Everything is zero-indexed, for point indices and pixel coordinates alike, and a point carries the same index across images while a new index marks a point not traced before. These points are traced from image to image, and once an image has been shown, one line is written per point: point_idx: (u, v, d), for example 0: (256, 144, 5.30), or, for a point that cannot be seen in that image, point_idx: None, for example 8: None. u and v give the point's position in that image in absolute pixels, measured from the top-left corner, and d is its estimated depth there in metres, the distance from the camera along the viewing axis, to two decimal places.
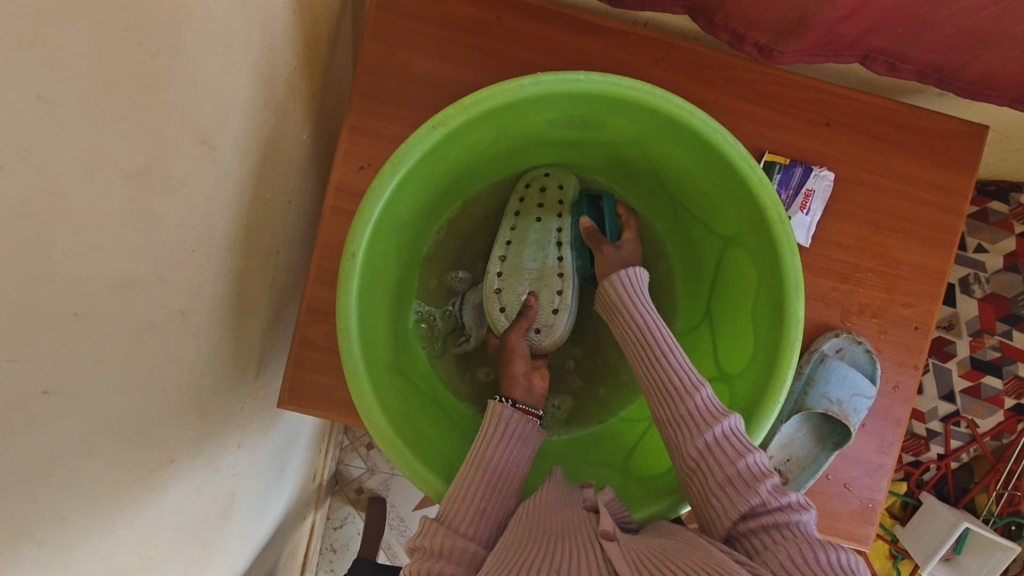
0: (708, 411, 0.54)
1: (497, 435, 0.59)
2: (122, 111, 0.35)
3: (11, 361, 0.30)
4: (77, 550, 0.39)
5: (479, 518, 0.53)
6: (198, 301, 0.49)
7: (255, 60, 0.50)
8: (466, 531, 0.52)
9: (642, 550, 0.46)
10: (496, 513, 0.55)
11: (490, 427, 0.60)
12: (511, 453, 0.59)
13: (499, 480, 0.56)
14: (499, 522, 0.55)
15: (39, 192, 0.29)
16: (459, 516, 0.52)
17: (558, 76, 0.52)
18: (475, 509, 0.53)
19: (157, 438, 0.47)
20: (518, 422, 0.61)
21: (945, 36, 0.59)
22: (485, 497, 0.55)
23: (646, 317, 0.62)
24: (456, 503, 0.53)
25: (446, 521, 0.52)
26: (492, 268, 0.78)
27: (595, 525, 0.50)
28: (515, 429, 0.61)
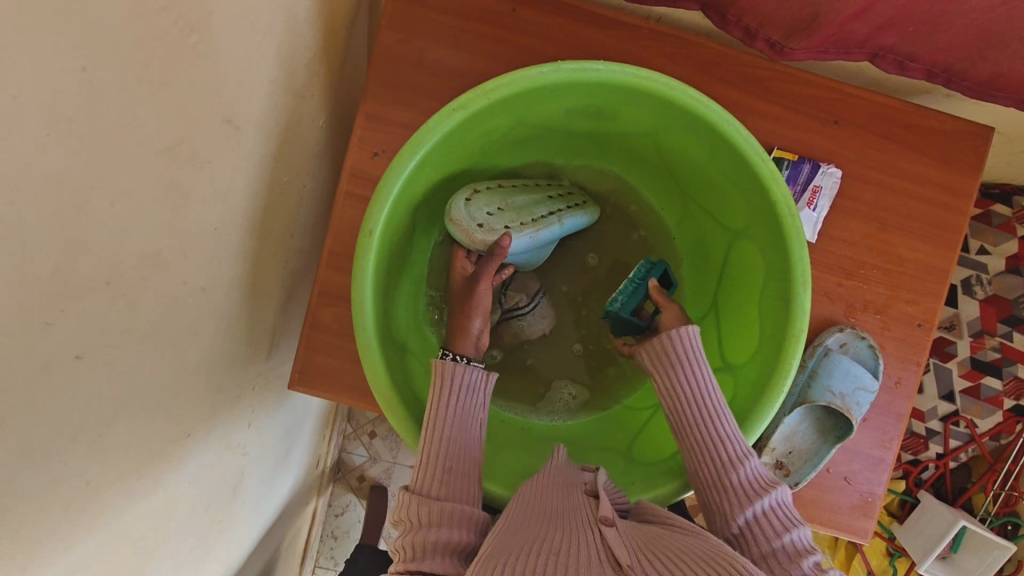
0: (757, 486, 0.52)
1: (448, 396, 0.58)
2: (156, 86, 0.36)
3: (47, 323, 0.31)
4: (97, 516, 0.40)
5: (448, 480, 0.54)
6: (218, 279, 0.50)
7: (278, 43, 0.51)
8: (440, 495, 0.53)
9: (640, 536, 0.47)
10: (466, 470, 0.56)
11: (437, 387, 0.58)
12: (465, 408, 0.58)
13: (458, 436, 0.57)
14: (469, 477, 0.56)
15: (80, 159, 0.31)
16: (430, 483, 0.53)
17: (576, 65, 0.53)
18: (440, 473, 0.54)
19: (175, 411, 0.48)
20: (464, 372, 0.59)
21: (954, 36, 0.60)
22: (450, 457, 0.55)
23: (699, 383, 0.58)
24: (423, 470, 0.54)
25: (420, 490, 0.53)
26: (480, 211, 0.63)
27: (594, 509, 0.51)
28: (462, 381, 0.59)
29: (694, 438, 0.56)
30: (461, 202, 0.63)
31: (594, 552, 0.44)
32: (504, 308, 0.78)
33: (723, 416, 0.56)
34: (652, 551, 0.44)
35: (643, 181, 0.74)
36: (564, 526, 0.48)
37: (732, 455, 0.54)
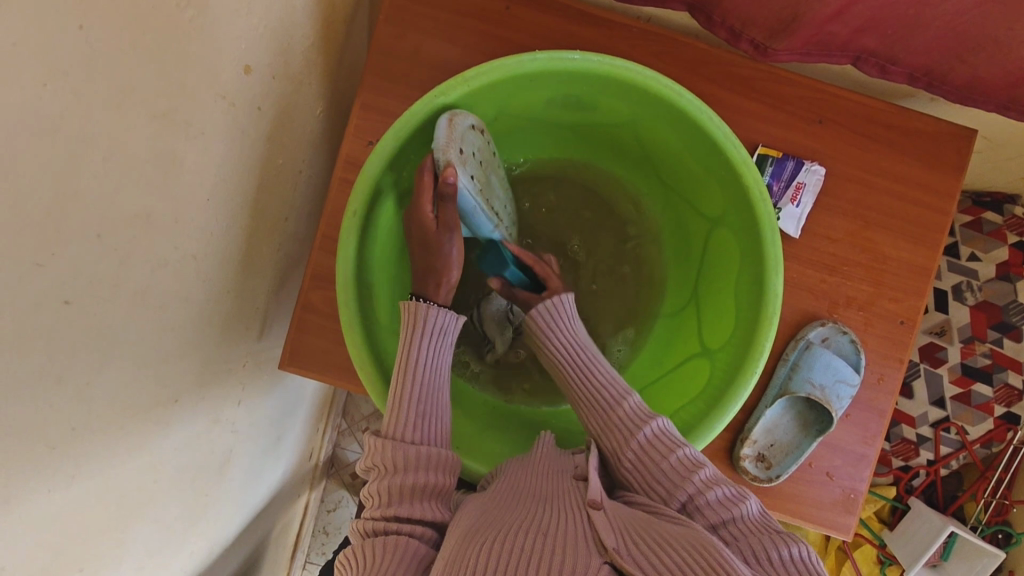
0: (638, 416, 0.57)
1: (421, 337, 0.60)
2: (151, 53, 0.38)
3: (38, 265, 0.33)
4: (85, 464, 0.42)
5: (422, 423, 0.56)
6: (208, 250, 0.52)
7: (274, 26, 0.53)
8: (413, 438, 0.54)
9: (629, 518, 0.48)
10: (438, 416, 0.58)
11: (408, 328, 0.60)
12: (436, 350, 0.60)
13: (431, 379, 0.58)
14: (442, 424, 0.58)
15: (74, 113, 0.33)
16: (403, 426, 0.55)
17: (554, 54, 0.56)
18: (414, 417, 0.56)
19: (161, 374, 0.50)
20: (436, 313, 0.61)
21: (932, 38, 0.61)
22: (422, 400, 0.57)
23: (573, 340, 0.65)
24: (395, 413, 0.55)
25: (393, 434, 0.54)
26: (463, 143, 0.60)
27: (583, 493, 0.53)
28: (433, 321, 0.60)
29: (589, 401, 0.61)
30: (466, 121, 0.59)
31: (581, 537, 0.45)
32: (513, 326, 0.81)
33: (610, 376, 0.62)
34: (638, 532, 0.46)
35: (627, 175, 0.74)
36: (551, 509, 0.49)
37: (616, 397, 0.59)
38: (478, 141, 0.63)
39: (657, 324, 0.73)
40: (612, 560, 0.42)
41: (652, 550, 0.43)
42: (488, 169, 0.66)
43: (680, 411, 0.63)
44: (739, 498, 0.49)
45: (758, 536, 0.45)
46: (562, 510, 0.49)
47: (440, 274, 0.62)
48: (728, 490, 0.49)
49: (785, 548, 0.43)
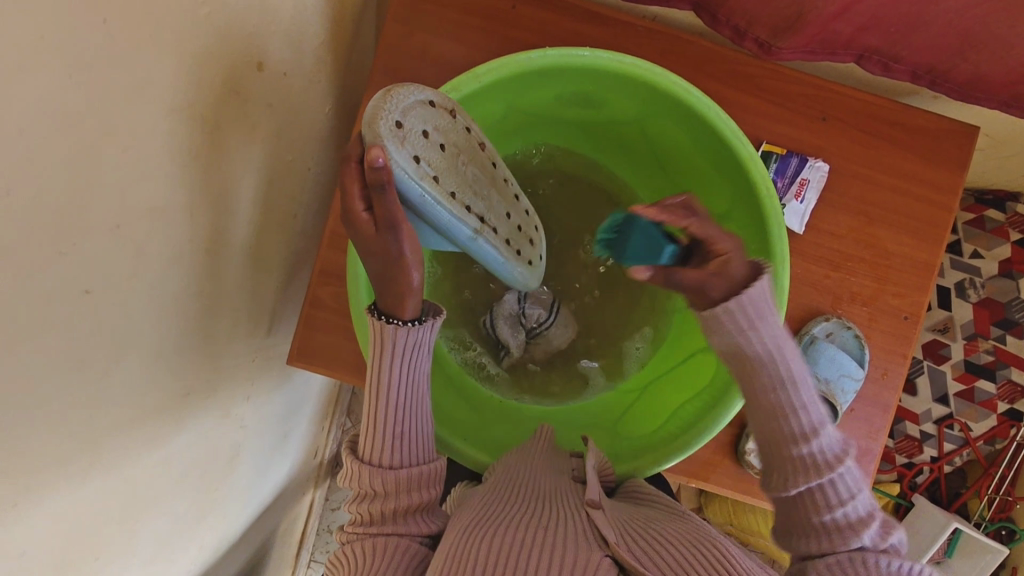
0: (806, 445, 0.49)
1: (391, 359, 0.57)
2: (168, 48, 0.39)
3: (60, 254, 0.34)
4: (100, 453, 0.43)
5: (401, 444, 0.59)
6: (220, 245, 0.53)
7: (286, 25, 0.54)
8: (390, 461, 0.58)
9: (623, 519, 0.51)
10: (416, 433, 0.60)
11: (376, 351, 0.57)
12: (413, 366, 0.59)
13: (408, 398, 0.59)
14: (421, 438, 0.60)
15: (94, 106, 0.33)
16: (380, 450, 0.58)
17: (563, 51, 0.56)
18: (390, 439, 0.58)
19: (174, 367, 0.51)
20: (402, 336, 0.56)
21: (934, 36, 0.62)
22: (397, 425, 0.58)
23: (771, 343, 0.48)
24: (371, 438, 0.59)
25: (372, 458, 0.59)
26: (417, 129, 0.51)
27: (579, 496, 0.55)
28: (400, 347, 0.57)
29: (775, 413, 0.50)
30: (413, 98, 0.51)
31: (581, 530, 0.48)
32: (526, 329, 0.78)
33: (800, 392, 0.49)
34: (633, 531, 0.50)
35: (633, 173, 0.75)
36: (551, 506, 0.52)
37: (799, 424, 0.49)
38: (439, 117, 0.53)
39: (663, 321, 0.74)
40: (612, 554, 0.46)
41: (652, 547, 0.47)
42: (467, 167, 0.57)
43: (686, 405, 0.63)
44: (899, 551, 0.48)
45: (899, 573, 0.46)
46: (562, 506, 0.52)
47: (401, 282, 0.53)
48: (894, 542, 0.48)
49: (905, 569, 0.47)
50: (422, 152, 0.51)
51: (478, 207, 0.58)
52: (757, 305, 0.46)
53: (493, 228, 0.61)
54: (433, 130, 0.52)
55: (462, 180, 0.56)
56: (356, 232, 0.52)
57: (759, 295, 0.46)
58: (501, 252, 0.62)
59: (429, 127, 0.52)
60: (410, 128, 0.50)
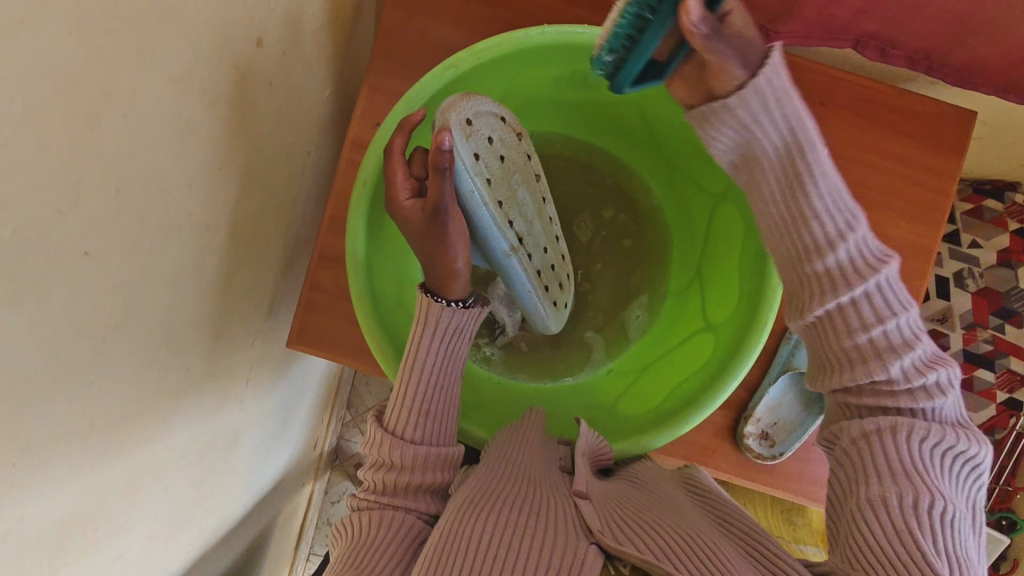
0: (865, 261, 0.50)
1: (432, 333, 0.58)
2: (168, 16, 0.39)
3: (61, 214, 0.34)
4: (100, 421, 0.43)
5: (424, 422, 0.58)
6: (220, 221, 0.53)
7: (285, 3, 0.55)
8: (411, 436, 0.57)
9: (610, 507, 0.51)
10: (441, 412, 0.59)
11: (419, 324, 0.58)
12: (450, 349, 0.60)
13: (439, 377, 0.59)
14: (442, 419, 0.60)
15: (96, 66, 0.34)
16: (404, 423, 0.58)
17: (561, 29, 0.57)
18: (416, 414, 0.58)
19: (175, 341, 0.51)
20: (453, 315, 0.58)
21: (930, 19, 0.62)
22: (426, 399, 0.58)
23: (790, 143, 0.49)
24: (398, 408, 0.58)
25: (394, 428, 0.58)
26: (483, 132, 0.58)
27: (568, 486, 0.54)
28: (446, 325, 0.58)
29: (781, 214, 0.52)
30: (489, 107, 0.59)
31: (566, 519, 0.48)
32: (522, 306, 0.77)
33: (838, 189, 0.51)
34: (621, 518, 0.49)
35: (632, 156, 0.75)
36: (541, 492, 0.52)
37: (814, 233, 0.51)
38: (507, 135, 0.62)
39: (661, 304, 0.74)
40: (597, 542, 0.45)
41: (638, 534, 0.47)
42: (517, 188, 0.63)
43: (684, 384, 0.64)
44: (939, 392, 0.50)
45: (910, 436, 0.48)
46: (549, 492, 0.52)
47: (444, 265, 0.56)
48: (932, 383, 0.50)
49: (921, 444, 0.48)
50: (485, 152, 0.58)
51: (522, 225, 0.64)
52: (782, 109, 0.48)
53: (529, 257, 0.65)
54: (497, 141, 0.60)
55: (512, 196, 0.62)
56: (401, 221, 0.55)
57: (786, 74, 0.47)
58: (530, 281, 0.65)
59: (495, 138, 0.60)
60: (478, 132, 0.58)
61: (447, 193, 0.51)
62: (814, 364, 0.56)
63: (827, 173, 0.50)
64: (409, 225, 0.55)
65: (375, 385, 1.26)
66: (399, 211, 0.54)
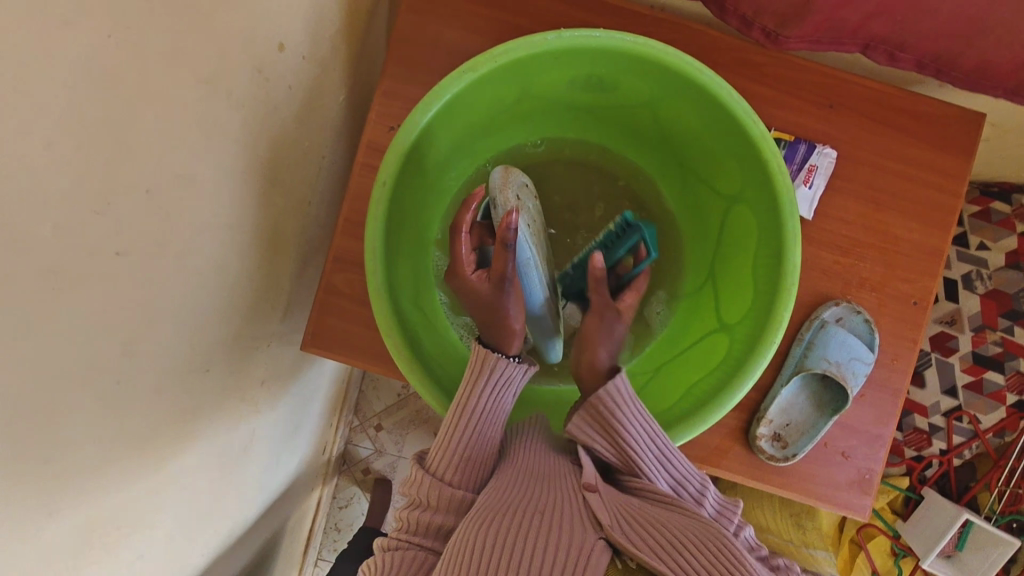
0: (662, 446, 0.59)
1: (484, 381, 0.60)
2: (198, 20, 0.40)
3: (96, 213, 0.34)
4: (125, 421, 0.43)
5: (466, 466, 0.57)
6: (242, 223, 0.54)
7: (305, 8, 0.55)
8: (451, 479, 0.57)
9: (619, 500, 0.52)
10: (484, 460, 0.59)
11: (474, 371, 0.60)
12: (498, 399, 0.61)
13: (487, 426, 0.59)
14: (485, 468, 0.59)
15: (131, 68, 0.34)
16: (445, 465, 0.57)
17: (578, 32, 0.57)
18: (459, 457, 0.57)
19: (197, 342, 0.52)
20: (505, 364, 0.61)
21: (940, 23, 0.63)
22: (469, 445, 0.58)
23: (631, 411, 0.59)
24: (440, 450, 0.58)
25: (434, 469, 0.57)
26: (524, 199, 0.71)
27: (578, 477, 0.56)
28: (498, 375, 0.60)
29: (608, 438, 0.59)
30: (519, 179, 0.72)
31: (576, 515, 0.49)
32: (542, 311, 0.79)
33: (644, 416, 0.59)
34: (629, 512, 0.50)
35: (645, 157, 0.76)
36: (550, 489, 0.53)
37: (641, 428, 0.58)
38: (534, 203, 0.74)
39: (676, 304, 0.75)
40: (606, 535, 0.46)
41: (646, 526, 0.48)
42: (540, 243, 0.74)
43: (699, 385, 0.64)
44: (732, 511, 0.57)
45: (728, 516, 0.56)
46: (559, 489, 0.53)
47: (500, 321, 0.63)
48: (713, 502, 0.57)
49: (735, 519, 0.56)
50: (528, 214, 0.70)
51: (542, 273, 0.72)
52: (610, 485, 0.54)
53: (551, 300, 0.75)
54: (529, 202, 0.72)
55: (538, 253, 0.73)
56: (471, 289, 0.66)
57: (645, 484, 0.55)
58: (552, 322, 0.74)
59: (528, 202, 0.71)
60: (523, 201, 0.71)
61: (510, 265, 0.63)
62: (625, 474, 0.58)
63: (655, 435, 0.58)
64: (476, 295, 0.65)
65: (383, 389, 1.26)
66: (467, 280, 0.66)
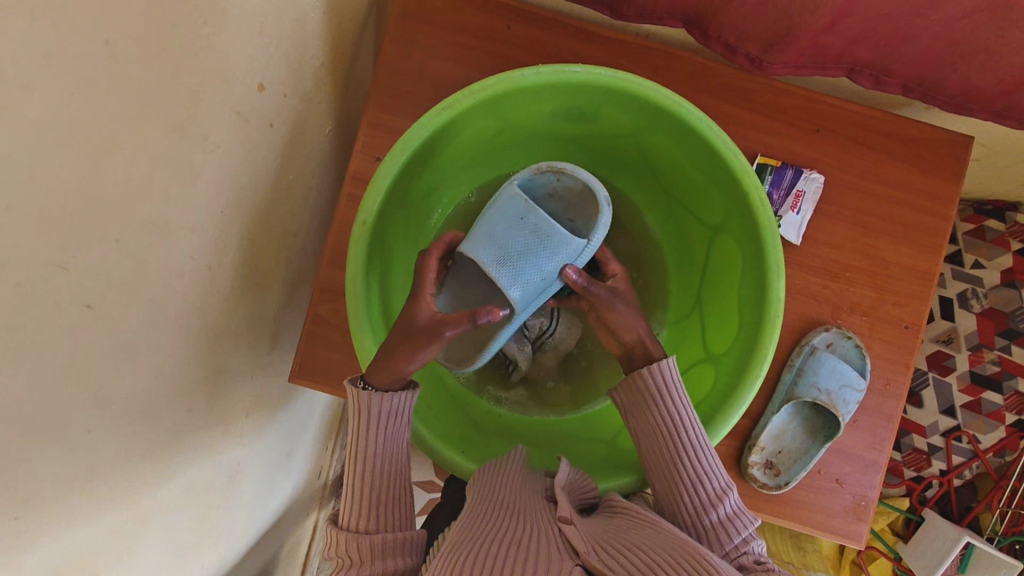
0: (702, 455, 0.58)
1: (368, 424, 0.59)
2: (168, 69, 0.40)
3: (62, 269, 0.35)
4: (99, 468, 0.43)
5: (375, 510, 0.58)
6: (221, 261, 0.54)
7: (285, 45, 0.56)
8: (367, 527, 0.57)
9: (599, 533, 0.51)
10: (394, 490, 0.60)
11: (357, 418, 0.59)
12: (390, 431, 0.60)
13: (382, 463, 0.59)
14: (399, 500, 0.60)
15: (97, 124, 0.35)
16: (358, 516, 0.58)
17: (555, 67, 0.57)
18: (366, 506, 0.58)
19: (176, 382, 0.52)
20: (386, 399, 0.59)
21: (922, 49, 0.63)
22: (376, 487, 0.59)
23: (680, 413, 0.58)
24: (348, 507, 0.58)
25: (349, 526, 0.57)
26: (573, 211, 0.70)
27: (553, 511, 0.54)
28: (381, 411, 0.59)
29: (652, 433, 0.59)
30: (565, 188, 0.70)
31: (552, 542, 0.48)
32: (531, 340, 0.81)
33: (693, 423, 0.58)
34: (609, 544, 0.49)
35: (632, 186, 0.76)
36: (526, 521, 0.52)
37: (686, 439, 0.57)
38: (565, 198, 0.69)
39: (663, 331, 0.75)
40: (584, 563, 0.46)
41: (624, 553, 0.47)
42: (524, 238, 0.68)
43: None
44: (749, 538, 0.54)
45: (734, 526, 0.55)
46: (535, 522, 0.51)
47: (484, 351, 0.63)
48: (738, 524, 0.55)
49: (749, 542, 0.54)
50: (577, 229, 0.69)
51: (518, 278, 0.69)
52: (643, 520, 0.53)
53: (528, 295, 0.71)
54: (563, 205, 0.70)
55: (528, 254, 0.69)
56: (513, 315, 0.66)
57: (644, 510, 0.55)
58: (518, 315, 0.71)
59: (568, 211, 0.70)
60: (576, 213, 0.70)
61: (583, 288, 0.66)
62: (656, 474, 0.59)
63: (702, 449, 0.58)
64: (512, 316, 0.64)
65: None
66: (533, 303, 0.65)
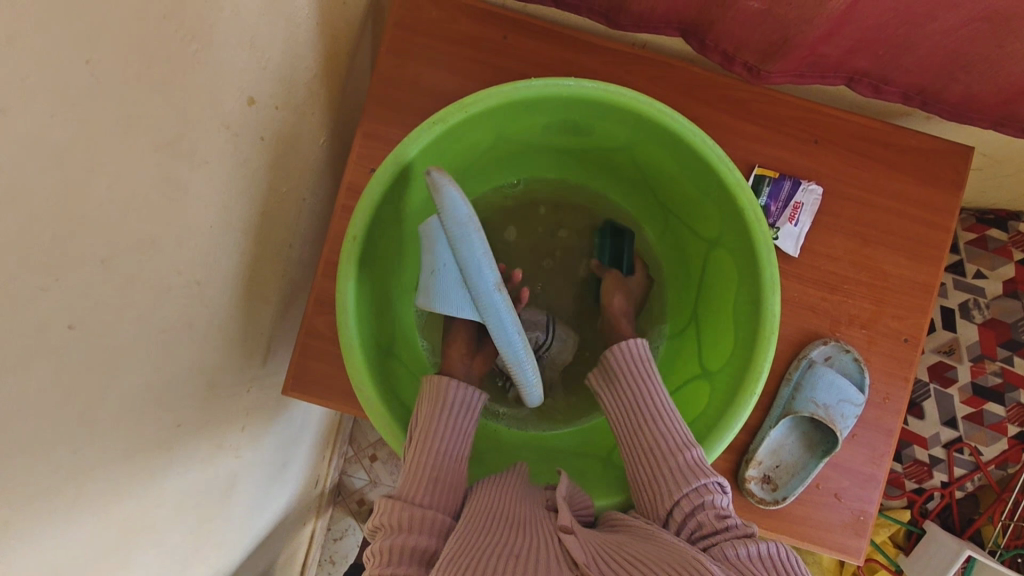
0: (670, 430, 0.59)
1: (440, 410, 0.63)
2: (154, 84, 0.39)
3: (43, 289, 0.34)
4: (89, 487, 0.42)
5: (434, 488, 0.57)
6: (212, 275, 0.53)
7: (276, 57, 0.55)
8: (422, 501, 0.56)
9: (599, 545, 0.50)
10: (451, 482, 0.59)
11: (431, 403, 0.63)
12: (457, 422, 0.63)
13: (446, 448, 0.60)
14: (452, 490, 0.59)
15: (78, 141, 0.34)
16: (415, 489, 0.56)
17: (549, 81, 0.57)
18: (428, 480, 0.57)
19: (166, 397, 0.51)
20: (459, 389, 0.65)
21: (922, 58, 0.62)
22: (435, 466, 0.58)
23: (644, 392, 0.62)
24: (410, 477, 0.57)
25: (407, 496, 0.56)
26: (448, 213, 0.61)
27: (552, 521, 0.53)
28: (456, 398, 0.64)
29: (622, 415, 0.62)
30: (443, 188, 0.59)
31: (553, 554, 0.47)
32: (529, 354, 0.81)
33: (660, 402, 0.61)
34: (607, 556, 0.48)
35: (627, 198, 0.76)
36: (524, 532, 0.51)
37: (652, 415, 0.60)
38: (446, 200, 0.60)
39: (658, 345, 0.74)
40: None
41: (622, 566, 0.46)
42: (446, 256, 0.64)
43: None
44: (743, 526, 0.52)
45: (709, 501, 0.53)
46: (533, 533, 0.50)
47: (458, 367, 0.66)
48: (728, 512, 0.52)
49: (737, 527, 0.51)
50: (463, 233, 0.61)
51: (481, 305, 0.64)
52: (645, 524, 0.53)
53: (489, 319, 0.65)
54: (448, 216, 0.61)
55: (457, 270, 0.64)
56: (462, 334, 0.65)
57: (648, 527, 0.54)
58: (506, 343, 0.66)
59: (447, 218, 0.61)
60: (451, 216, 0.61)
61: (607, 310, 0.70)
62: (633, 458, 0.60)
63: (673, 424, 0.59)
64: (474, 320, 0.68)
65: None
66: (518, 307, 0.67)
